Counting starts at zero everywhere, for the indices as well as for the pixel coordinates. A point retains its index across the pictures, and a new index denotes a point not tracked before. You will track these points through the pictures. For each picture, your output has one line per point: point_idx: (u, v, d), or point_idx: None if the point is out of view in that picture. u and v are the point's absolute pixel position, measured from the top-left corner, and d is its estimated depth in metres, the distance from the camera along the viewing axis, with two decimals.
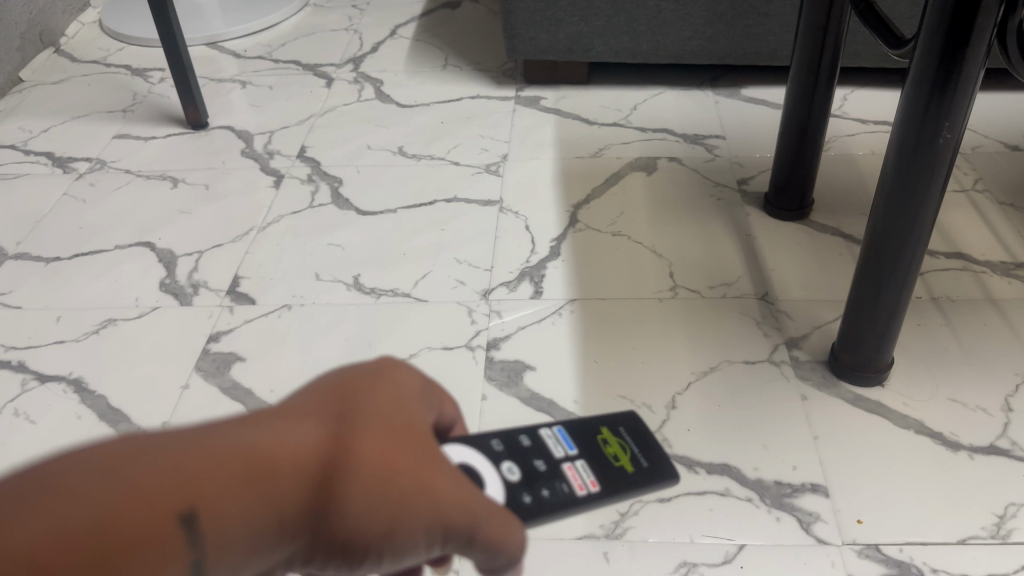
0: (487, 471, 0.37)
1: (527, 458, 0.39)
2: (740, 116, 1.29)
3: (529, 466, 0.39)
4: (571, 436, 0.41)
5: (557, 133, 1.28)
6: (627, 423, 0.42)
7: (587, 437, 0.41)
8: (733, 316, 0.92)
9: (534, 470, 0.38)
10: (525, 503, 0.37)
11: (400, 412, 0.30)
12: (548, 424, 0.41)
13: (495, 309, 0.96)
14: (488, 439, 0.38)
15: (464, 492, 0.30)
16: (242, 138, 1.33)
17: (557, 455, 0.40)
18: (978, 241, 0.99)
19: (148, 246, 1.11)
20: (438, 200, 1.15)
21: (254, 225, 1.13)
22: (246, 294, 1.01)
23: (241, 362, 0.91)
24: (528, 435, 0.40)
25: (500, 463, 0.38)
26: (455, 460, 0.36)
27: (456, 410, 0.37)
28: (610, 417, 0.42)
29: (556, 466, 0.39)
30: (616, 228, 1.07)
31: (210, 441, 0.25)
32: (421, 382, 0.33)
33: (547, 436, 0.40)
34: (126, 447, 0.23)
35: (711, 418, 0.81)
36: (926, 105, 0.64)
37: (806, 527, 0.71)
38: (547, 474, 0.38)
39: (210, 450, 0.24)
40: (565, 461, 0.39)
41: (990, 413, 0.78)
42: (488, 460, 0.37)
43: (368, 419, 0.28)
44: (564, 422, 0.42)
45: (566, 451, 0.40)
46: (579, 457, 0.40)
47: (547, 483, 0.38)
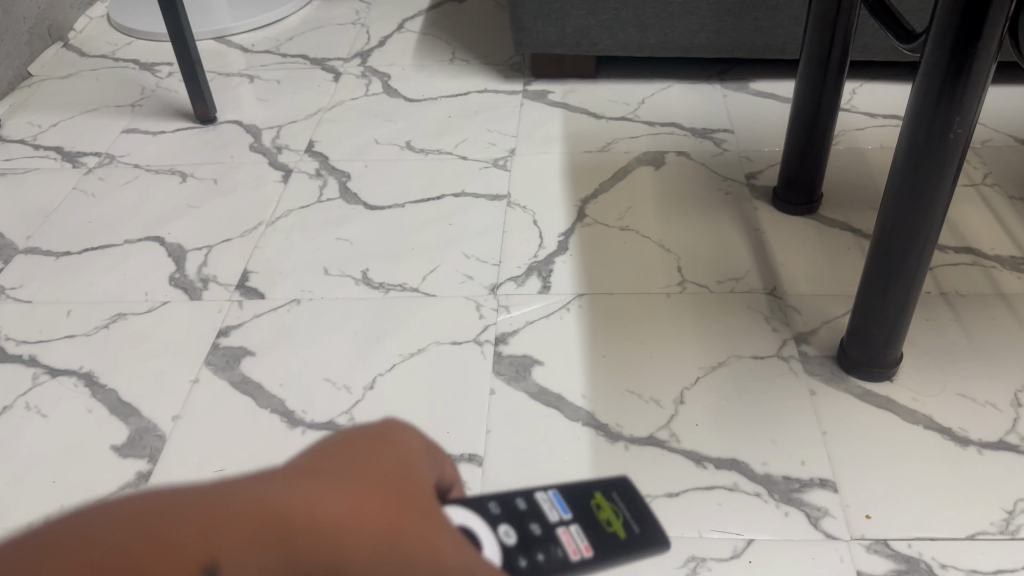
0: (483, 532, 0.31)
1: (523, 522, 0.34)
2: (748, 110, 1.29)
3: (523, 530, 0.33)
4: (565, 500, 0.36)
5: (565, 127, 1.28)
6: (623, 486, 0.37)
7: (580, 499, 0.36)
8: (741, 311, 0.92)
9: (529, 533, 0.33)
10: (521, 568, 0.32)
11: (403, 472, 0.25)
12: (540, 487, 0.36)
13: (503, 304, 0.96)
14: (481, 500, 0.33)
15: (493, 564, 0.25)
16: (250, 132, 1.34)
17: (550, 520, 0.34)
18: (987, 236, 0.98)
19: (157, 241, 1.11)
20: (446, 194, 1.15)
21: (262, 219, 1.13)
22: (256, 289, 1.01)
23: (250, 357, 0.92)
24: (521, 497, 0.35)
25: (496, 525, 0.32)
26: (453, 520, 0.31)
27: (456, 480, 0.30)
28: (603, 482, 0.37)
29: (550, 531, 0.34)
30: (624, 223, 1.07)
31: (193, 509, 0.21)
32: (430, 448, 0.28)
33: (540, 499, 0.35)
34: (91, 525, 0.19)
35: (720, 413, 0.81)
36: (936, 100, 0.64)
37: (814, 522, 0.71)
38: (542, 539, 0.33)
39: (159, 522, 0.20)
40: (558, 525, 0.34)
41: (999, 409, 0.78)
42: (484, 520, 0.32)
43: (376, 478, 0.24)
44: (556, 486, 0.37)
45: (558, 516, 0.34)
46: (570, 524, 0.34)
47: (542, 547, 0.33)
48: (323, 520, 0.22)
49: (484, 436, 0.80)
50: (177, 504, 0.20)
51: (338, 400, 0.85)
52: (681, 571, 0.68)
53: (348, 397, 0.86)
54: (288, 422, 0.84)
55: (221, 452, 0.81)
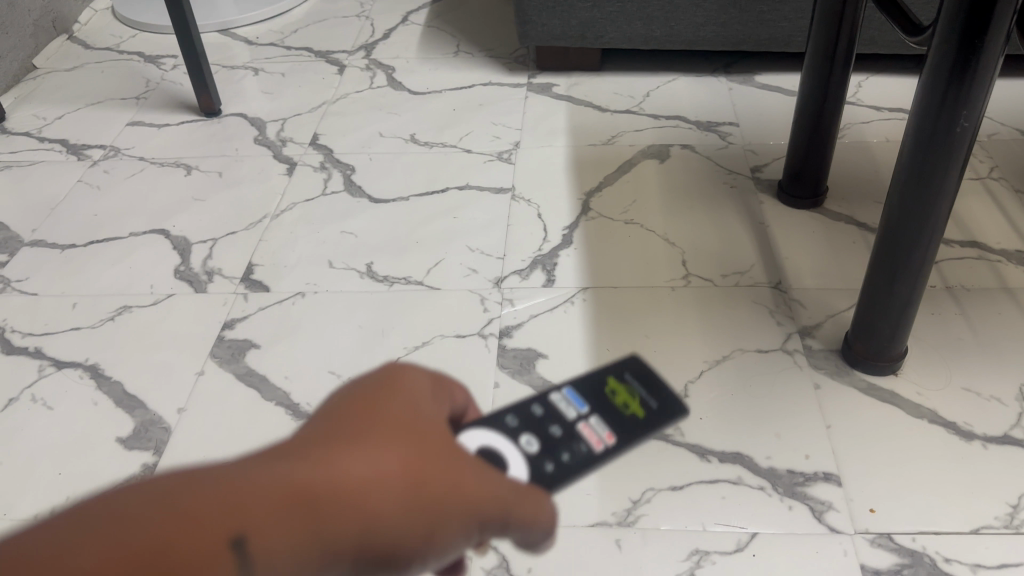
0: (506, 452, 0.35)
1: (543, 425, 0.37)
2: (754, 103, 1.28)
3: (545, 433, 0.37)
4: (581, 394, 0.39)
5: (569, 120, 1.27)
6: (632, 368, 0.40)
7: (593, 391, 0.39)
8: (746, 305, 0.92)
9: (551, 435, 0.37)
10: (548, 472, 0.35)
11: (413, 421, 0.31)
12: (555, 386, 0.39)
13: (507, 297, 0.96)
14: (500, 417, 0.37)
15: (493, 487, 0.31)
16: (255, 125, 1.34)
17: (568, 417, 0.37)
18: (993, 229, 0.98)
19: (162, 233, 1.11)
20: (450, 187, 1.15)
21: (267, 212, 1.13)
22: (260, 282, 1.01)
23: (256, 350, 0.92)
24: (538, 403, 0.38)
25: (518, 437, 0.36)
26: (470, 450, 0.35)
27: (466, 394, 0.37)
28: (615, 366, 0.41)
29: (571, 427, 0.37)
30: (628, 216, 1.07)
31: (237, 481, 0.27)
32: (429, 384, 0.34)
33: (555, 399, 0.38)
34: (162, 490, 0.26)
35: (723, 406, 0.81)
36: (942, 94, 0.64)
37: (818, 516, 0.71)
38: (564, 438, 0.37)
39: (200, 497, 0.26)
40: (578, 420, 0.37)
41: (1004, 403, 0.78)
42: (505, 439, 0.36)
43: (387, 433, 0.30)
44: (571, 381, 0.40)
45: (576, 411, 0.38)
46: (590, 415, 0.38)
47: (566, 447, 0.36)
48: (342, 483, 0.28)
49: None
50: (223, 477, 0.27)
51: None
52: (685, 564, 0.69)
53: None
54: (293, 415, 0.84)
55: (227, 445, 0.82)
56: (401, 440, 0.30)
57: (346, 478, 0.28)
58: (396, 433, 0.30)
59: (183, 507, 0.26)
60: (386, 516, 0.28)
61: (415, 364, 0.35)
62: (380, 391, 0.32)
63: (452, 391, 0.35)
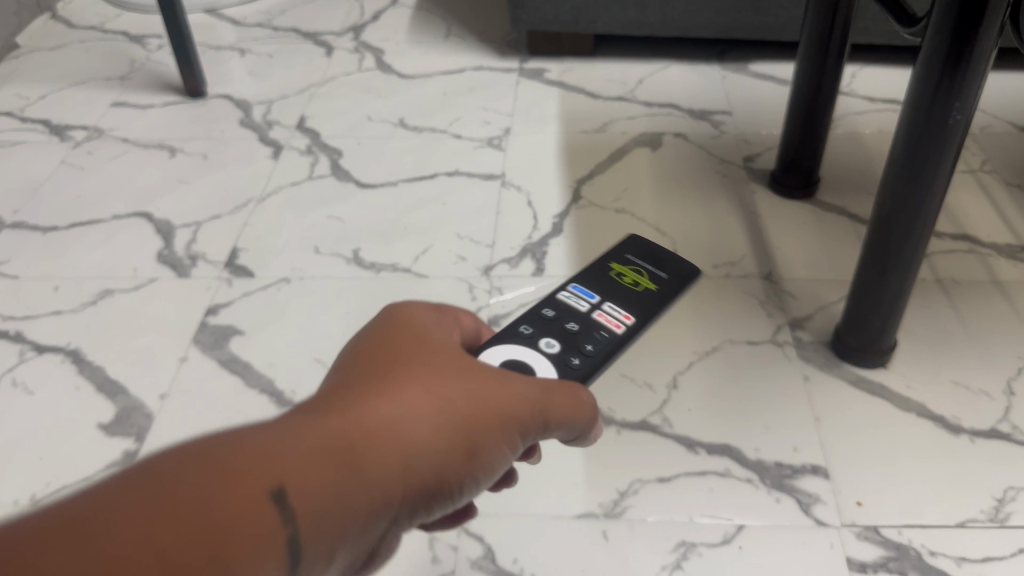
0: (534, 360, 0.47)
1: (561, 324, 0.50)
2: (746, 91, 1.27)
3: (567, 329, 0.50)
4: (587, 289, 0.54)
5: (561, 106, 1.26)
6: (630, 254, 0.58)
7: (598, 280, 0.55)
8: (736, 296, 0.92)
9: (571, 331, 0.50)
10: (575, 364, 0.47)
11: (426, 363, 0.40)
12: (564, 289, 0.54)
13: (496, 286, 0.95)
14: (521, 328, 0.49)
15: (503, 402, 0.40)
16: (241, 107, 1.32)
17: (586, 308, 0.52)
18: (984, 222, 0.98)
19: (146, 216, 1.10)
20: (439, 173, 1.13)
21: (252, 196, 1.11)
22: (245, 267, 1.00)
23: (240, 336, 0.91)
24: (551, 308, 0.51)
25: (540, 341, 0.48)
26: (507, 357, 0.46)
27: (475, 319, 0.49)
28: (613, 258, 0.57)
29: (588, 317, 0.51)
30: (619, 204, 1.06)
31: (296, 434, 0.34)
32: (427, 325, 0.44)
33: (569, 298, 0.53)
34: (231, 442, 0.32)
35: (712, 398, 0.81)
36: (936, 85, 0.63)
37: (805, 509, 0.71)
38: (583, 329, 0.50)
39: (253, 460, 0.32)
40: (592, 311, 0.52)
41: (992, 397, 0.78)
42: (529, 345, 0.48)
43: (410, 380, 0.38)
44: (576, 282, 0.54)
45: (593, 297, 0.53)
46: (605, 299, 0.53)
47: (586, 337, 0.49)
48: (381, 427, 0.36)
49: None
50: (271, 437, 0.33)
51: None
52: (671, 556, 0.68)
53: None
54: (277, 402, 0.83)
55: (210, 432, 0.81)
56: (429, 377, 0.39)
57: (384, 419, 0.36)
58: (415, 378, 0.38)
59: (242, 470, 0.31)
60: (430, 440, 0.37)
61: (416, 306, 0.45)
62: (394, 345, 0.41)
63: (467, 318, 0.47)
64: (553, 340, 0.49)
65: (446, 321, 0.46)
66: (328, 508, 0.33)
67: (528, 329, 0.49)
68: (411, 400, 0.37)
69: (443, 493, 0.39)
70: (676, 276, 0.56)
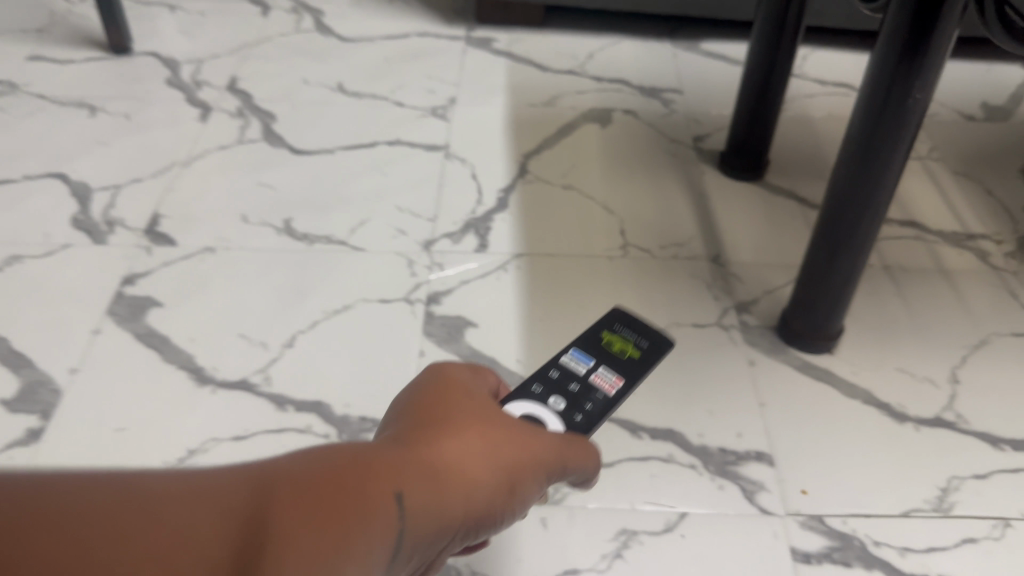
0: (543, 414, 0.52)
1: (566, 386, 0.55)
2: (697, 70, 1.25)
3: (570, 389, 0.55)
4: (585, 352, 0.59)
5: (508, 78, 1.22)
6: (616, 317, 0.63)
7: (594, 341, 0.60)
8: (683, 277, 0.89)
9: (574, 392, 0.55)
10: (579, 420, 0.53)
11: (479, 410, 0.45)
12: (565, 352, 0.59)
13: (437, 262, 0.91)
14: (532, 388, 0.54)
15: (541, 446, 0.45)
16: (169, 66, 1.24)
17: (584, 370, 0.57)
18: (930, 210, 0.97)
19: (60, 178, 1.02)
20: (379, 142, 1.08)
21: (177, 160, 1.05)
22: (167, 235, 0.93)
23: (159, 308, 0.84)
24: (555, 368, 0.57)
25: (550, 399, 0.53)
26: (523, 413, 0.51)
27: (497, 378, 0.52)
28: (605, 322, 0.63)
29: (588, 379, 0.56)
30: (567, 181, 1.02)
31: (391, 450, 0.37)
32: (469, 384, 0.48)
33: (571, 360, 0.58)
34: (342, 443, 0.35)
35: (657, 381, 0.78)
36: (895, 65, 0.61)
37: (749, 496, 0.69)
38: (584, 391, 0.55)
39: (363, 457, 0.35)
40: (591, 373, 0.57)
41: (937, 385, 0.77)
42: (540, 404, 0.52)
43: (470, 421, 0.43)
44: (577, 345, 0.59)
45: (589, 361, 0.58)
46: (600, 361, 0.59)
47: (588, 398, 0.54)
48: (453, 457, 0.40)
49: None
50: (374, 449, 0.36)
51: (253, 358, 0.80)
52: (612, 545, 0.66)
53: (265, 356, 0.80)
54: (197, 380, 0.78)
55: (124, 410, 0.75)
56: (484, 425, 0.43)
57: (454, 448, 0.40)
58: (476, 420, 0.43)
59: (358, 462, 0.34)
60: (489, 473, 0.40)
61: (448, 368, 0.49)
62: (447, 395, 0.45)
63: (494, 375, 0.52)
64: (558, 399, 0.54)
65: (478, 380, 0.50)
66: (436, 514, 0.36)
67: (535, 389, 0.54)
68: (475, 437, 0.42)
69: (491, 526, 0.41)
70: (658, 344, 0.61)
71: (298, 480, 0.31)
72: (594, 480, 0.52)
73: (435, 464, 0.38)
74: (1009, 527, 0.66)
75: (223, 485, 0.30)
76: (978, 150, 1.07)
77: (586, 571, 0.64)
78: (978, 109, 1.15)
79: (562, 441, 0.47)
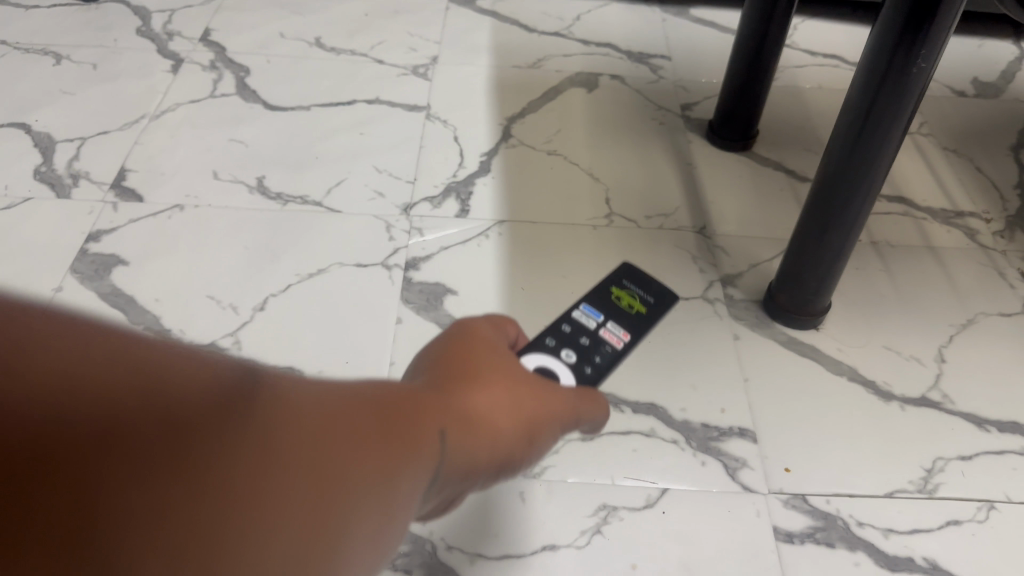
0: (555, 365, 0.51)
1: (576, 338, 0.54)
2: (687, 37, 1.22)
3: (580, 342, 0.54)
4: (594, 308, 0.58)
5: (492, 38, 1.18)
6: (626, 273, 0.63)
7: (602, 296, 0.60)
8: (669, 249, 0.87)
9: (584, 344, 0.54)
10: (588, 372, 0.52)
11: (504, 362, 0.45)
12: (576, 305, 0.58)
13: (416, 226, 0.88)
14: (544, 340, 0.53)
15: (564, 399, 0.47)
16: (138, 14, 1.18)
17: (593, 325, 0.56)
18: (920, 187, 0.96)
19: (22, 128, 0.97)
20: (358, 100, 1.04)
21: (146, 112, 1.00)
22: (134, 190, 0.89)
23: (124, 266, 0.81)
24: (567, 322, 0.56)
25: (560, 351, 0.53)
26: (536, 364, 0.50)
27: (517, 329, 0.53)
28: (614, 277, 0.62)
29: (596, 333, 0.56)
30: (551, 146, 1.00)
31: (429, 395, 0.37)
32: (489, 327, 0.50)
33: (580, 314, 0.57)
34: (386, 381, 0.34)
35: (640, 354, 0.76)
36: (896, 40, 0.58)
37: (732, 473, 0.68)
38: (593, 344, 0.55)
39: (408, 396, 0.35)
40: (599, 328, 0.56)
41: (923, 364, 0.76)
42: (552, 354, 0.52)
43: (496, 373, 0.44)
44: (586, 300, 0.58)
45: (598, 317, 0.58)
46: (609, 317, 0.58)
47: (597, 351, 0.54)
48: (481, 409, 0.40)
49: (387, 368, 0.74)
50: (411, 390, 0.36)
51: (222, 321, 0.77)
52: (591, 520, 0.64)
53: (236, 319, 0.77)
54: None
55: None
56: (509, 379, 0.44)
57: (479, 396, 0.41)
58: (502, 374, 0.44)
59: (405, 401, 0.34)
60: (510, 423, 0.42)
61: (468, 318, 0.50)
62: (468, 346, 0.46)
63: (514, 326, 0.52)
64: (570, 350, 0.53)
65: (501, 334, 0.51)
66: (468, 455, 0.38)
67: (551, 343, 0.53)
68: (501, 393, 0.43)
69: (507, 467, 0.44)
70: (665, 299, 0.61)
71: (372, 404, 0.30)
72: (600, 430, 0.54)
73: (464, 416, 0.38)
74: (993, 510, 0.65)
75: (316, 387, 0.28)
76: (968, 127, 1.06)
77: (564, 547, 0.62)
78: (969, 85, 1.14)
79: (578, 395, 0.49)
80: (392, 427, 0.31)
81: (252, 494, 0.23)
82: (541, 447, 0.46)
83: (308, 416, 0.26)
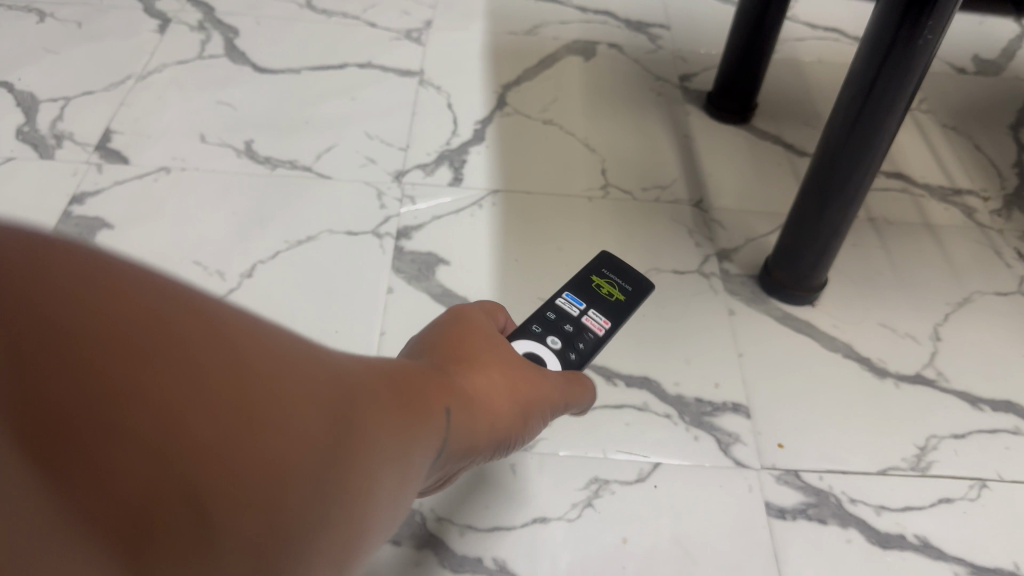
0: (539, 354, 0.55)
1: (560, 326, 0.58)
2: (686, 6, 1.20)
3: (563, 329, 0.58)
4: (577, 295, 0.62)
5: (488, 4, 1.15)
6: (605, 263, 0.66)
7: (583, 285, 0.63)
8: (664, 222, 0.86)
9: (567, 331, 0.58)
10: (572, 359, 0.56)
11: (496, 343, 0.49)
12: (560, 293, 0.61)
13: (408, 194, 0.87)
14: (529, 328, 0.57)
15: (552, 379, 0.51)
16: None
17: (576, 313, 0.60)
18: (918, 163, 0.95)
19: (3, 86, 0.94)
20: (350, 64, 1.02)
21: (132, 73, 0.97)
22: (119, 152, 0.87)
23: (108, 230, 0.79)
24: (552, 310, 0.59)
25: (545, 339, 0.56)
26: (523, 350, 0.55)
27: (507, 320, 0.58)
28: (594, 267, 0.66)
29: (579, 320, 0.59)
30: (547, 115, 0.98)
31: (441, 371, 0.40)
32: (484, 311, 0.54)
33: (564, 302, 0.61)
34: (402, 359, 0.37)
35: (634, 327, 0.75)
36: (902, 13, 0.56)
37: (725, 448, 0.67)
38: (576, 331, 0.58)
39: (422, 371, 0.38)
40: (582, 315, 0.60)
41: (919, 341, 0.75)
42: (536, 343, 0.56)
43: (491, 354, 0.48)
44: (568, 288, 0.62)
45: (581, 304, 0.61)
46: (591, 304, 0.62)
47: (580, 338, 0.58)
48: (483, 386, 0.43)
49: (377, 338, 0.73)
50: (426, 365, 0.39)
51: (209, 288, 0.75)
52: (583, 494, 0.63)
53: (223, 285, 0.75)
54: None
55: None
56: (502, 360, 0.48)
57: (477, 375, 0.45)
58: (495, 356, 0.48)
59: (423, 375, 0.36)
60: (510, 397, 0.45)
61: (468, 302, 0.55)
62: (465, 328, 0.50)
63: (504, 315, 0.56)
64: (555, 338, 0.57)
65: (493, 319, 0.55)
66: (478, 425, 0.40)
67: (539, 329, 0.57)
68: (497, 372, 0.46)
69: (509, 444, 0.47)
70: (642, 287, 0.65)
71: (392, 374, 0.33)
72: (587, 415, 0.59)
73: (464, 390, 0.40)
74: (986, 488, 0.65)
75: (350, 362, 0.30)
76: (968, 104, 1.05)
77: (555, 520, 0.62)
78: (969, 62, 1.12)
79: (567, 380, 0.53)
80: (408, 393, 0.32)
81: (319, 434, 0.24)
82: (531, 424, 0.48)
83: (344, 373, 0.28)
